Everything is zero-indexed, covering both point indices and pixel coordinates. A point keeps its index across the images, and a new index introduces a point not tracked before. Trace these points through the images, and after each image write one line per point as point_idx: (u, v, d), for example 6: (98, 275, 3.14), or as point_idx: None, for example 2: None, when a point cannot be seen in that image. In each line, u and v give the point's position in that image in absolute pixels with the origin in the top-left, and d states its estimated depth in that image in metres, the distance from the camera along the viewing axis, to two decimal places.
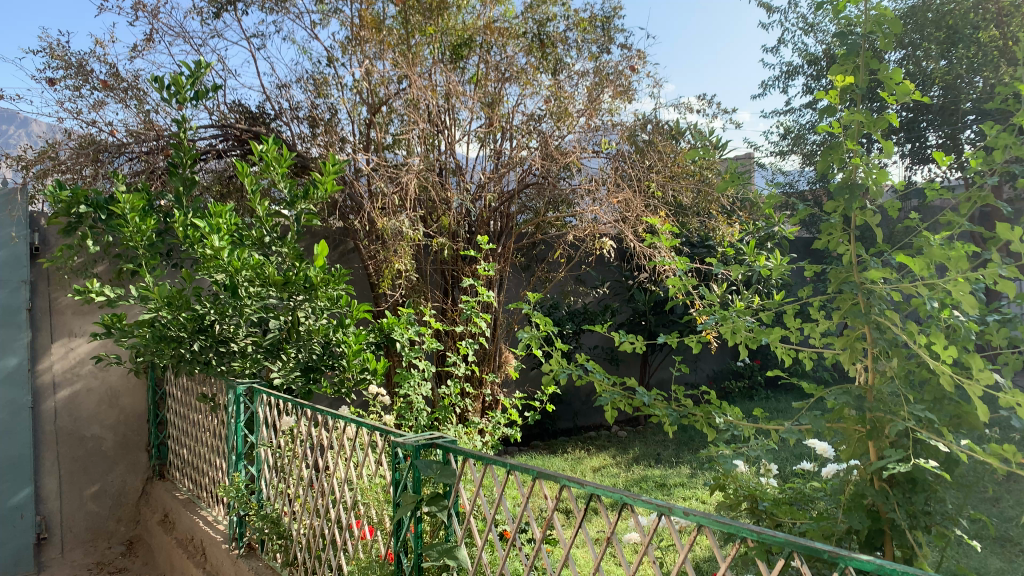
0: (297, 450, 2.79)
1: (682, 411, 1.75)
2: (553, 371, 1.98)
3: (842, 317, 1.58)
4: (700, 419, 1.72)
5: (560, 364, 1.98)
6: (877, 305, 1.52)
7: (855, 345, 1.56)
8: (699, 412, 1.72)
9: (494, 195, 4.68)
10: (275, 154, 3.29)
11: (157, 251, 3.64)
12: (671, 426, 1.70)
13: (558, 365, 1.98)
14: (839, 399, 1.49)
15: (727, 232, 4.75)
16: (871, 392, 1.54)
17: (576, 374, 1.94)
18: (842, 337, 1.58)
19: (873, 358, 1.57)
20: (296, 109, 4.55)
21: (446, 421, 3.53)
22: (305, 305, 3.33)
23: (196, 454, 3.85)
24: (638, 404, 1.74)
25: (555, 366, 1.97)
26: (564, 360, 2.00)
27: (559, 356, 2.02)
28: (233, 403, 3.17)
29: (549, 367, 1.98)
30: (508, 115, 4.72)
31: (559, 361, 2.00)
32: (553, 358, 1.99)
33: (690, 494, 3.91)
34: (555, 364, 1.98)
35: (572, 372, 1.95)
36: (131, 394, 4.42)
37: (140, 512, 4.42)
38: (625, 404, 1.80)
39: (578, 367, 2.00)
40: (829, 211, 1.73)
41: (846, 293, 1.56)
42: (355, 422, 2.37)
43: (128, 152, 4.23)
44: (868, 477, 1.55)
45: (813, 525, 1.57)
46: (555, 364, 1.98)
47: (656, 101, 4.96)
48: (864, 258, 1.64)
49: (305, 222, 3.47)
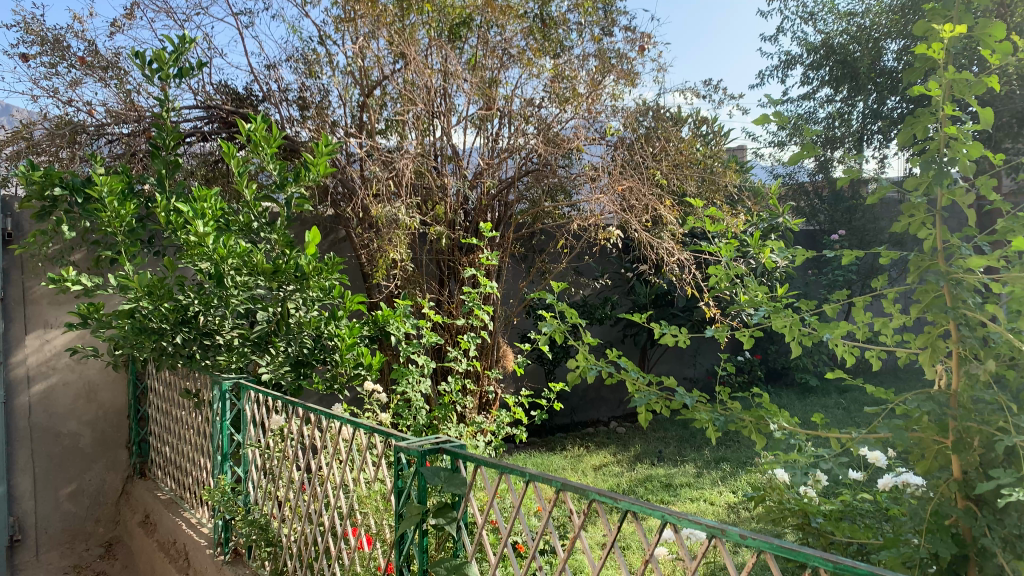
0: (288, 451, 2.59)
1: (725, 415, 1.59)
2: (578, 368, 1.80)
3: (921, 312, 1.49)
4: (747, 425, 1.56)
5: (586, 362, 1.80)
6: (965, 299, 1.42)
7: (936, 344, 1.47)
8: (745, 417, 1.55)
9: (493, 183, 4.53)
10: (265, 133, 3.05)
11: (137, 237, 3.42)
12: (714, 432, 1.54)
13: (585, 362, 1.80)
14: (924, 408, 1.37)
15: (733, 223, 4.58)
16: (957, 399, 1.44)
17: (606, 372, 1.76)
18: (923, 335, 1.48)
19: (959, 360, 1.47)
20: (285, 91, 4.34)
21: (446, 420, 3.35)
22: (296, 296, 3.12)
23: (180, 452, 3.64)
24: (677, 406, 1.57)
25: (581, 363, 1.78)
26: (590, 357, 1.82)
27: (585, 353, 1.83)
28: (218, 400, 2.99)
29: (573, 365, 1.79)
30: (507, 99, 4.55)
31: (584, 358, 1.82)
32: (579, 354, 1.80)
33: (699, 495, 3.75)
34: (581, 361, 1.80)
35: (600, 370, 1.76)
36: (110, 388, 4.19)
37: (119, 512, 4.20)
38: (661, 407, 1.64)
39: (606, 364, 1.81)
40: (910, 189, 1.54)
41: (930, 285, 1.44)
42: (354, 424, 2.18)
43: (112, 132, 4.05)
44: (951, 496, 1.43)
45: (892, 554, 1.43)
46: (581, 361, 1.79)
47: (660, 86, 4.77)
48: (953, 245, 1.49)
49: (296, 206, 3.22)
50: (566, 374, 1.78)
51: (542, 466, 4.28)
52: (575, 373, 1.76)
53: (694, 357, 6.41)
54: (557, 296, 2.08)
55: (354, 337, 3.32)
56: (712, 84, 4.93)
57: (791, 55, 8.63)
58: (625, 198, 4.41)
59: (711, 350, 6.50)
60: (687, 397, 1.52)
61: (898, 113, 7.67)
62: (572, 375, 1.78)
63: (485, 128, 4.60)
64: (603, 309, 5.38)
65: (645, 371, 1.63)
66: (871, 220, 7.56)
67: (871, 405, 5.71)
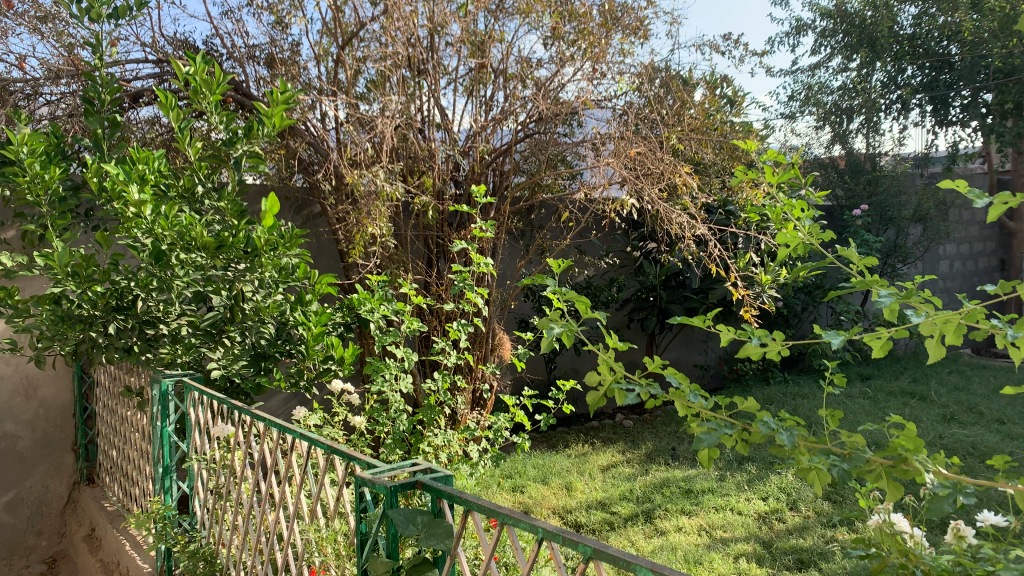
0: (237, 467, 2.10)
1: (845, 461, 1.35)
2: (603, 385, 1.33)
3: None
4: (877, 470, 1.32)
5: (614, 377, 1.33)
6: None
7: None
8: (875, 460, 1.32)
9: (487, 148, 4.08)
10: (207, 77, 2.52)
11: (68, 208, 2.91)
12: (824, 477, 1.34)
13: (614, 378, 1.33)
14: None
15: (754, 196, 4.12)
16: None
17: (643, 393, 1.30)
18: None
19: None
20: (254, 46, 3.88)
21: (432, 424, 2.87)
22: (249, 277, 2.61)
23: (125, 457, 3.14)
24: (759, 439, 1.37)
25: (608, 380, 1.31)
26: (619, 368, 1.36)
27: (610, 362, 1.36)
28: (158, 402, 2.50)
29: (597, 382, 1.32)
30: (501, 58, 4.11)
31: (611, 371, 1.35)
32: (604, 367, 1.34)
33: (724, 504, 3.27)
34: (607, 377, 1.33)
35: (639, 393, 1.30)
36: (52, 384, 3.67)
37: (65, 524, 3.72)
38: (737, 440, 1.43)
39: (643, 378, 1.36)
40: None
41: None
42: (308, 440, 1.70)
43: (50, 91, 3.54)
44: None
45: None
46: (608, 377, 1.33)
47: (675, 41, 4.27)
48: None
49: (249, 168, 2.67)
50: (587, 394, 1.31)
51: (543, 469, 3.80)
52: (600, 394, 1.29)
53: (705, 343, 5.95)
54: (559, 283, 1.56)
55: (324, 325, 2.82)
56: (732, 39, 4.35)
57: (803, 21, 8.11)
58: (637, 164, 3.94)
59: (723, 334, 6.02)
60: (774, 429, 1.33)
61: (918, 82, 7.14)
62: (595, 396, 1.31)
63: (477, 91, 4.14)
64: (609, 291, 4.89)
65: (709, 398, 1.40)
66: (894, 193, 7.13)
67: (899, 396, 5.25)
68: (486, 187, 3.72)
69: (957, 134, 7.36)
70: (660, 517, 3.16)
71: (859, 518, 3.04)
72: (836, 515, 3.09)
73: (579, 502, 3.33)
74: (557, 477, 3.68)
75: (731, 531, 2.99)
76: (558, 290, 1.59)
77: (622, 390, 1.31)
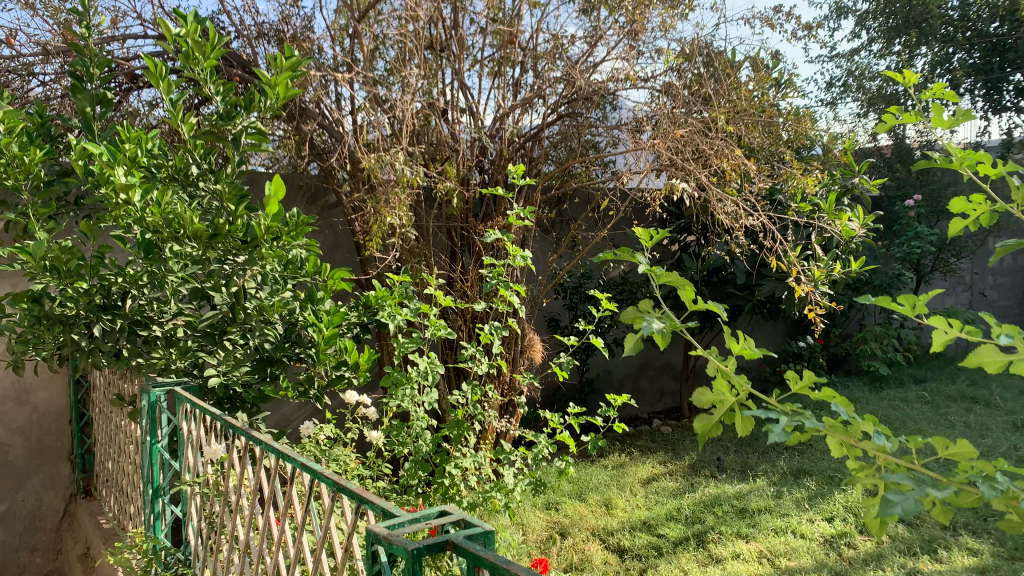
0: (232, 493, 1.78)
1: None
2: (721, 409, 0.96)
3: None
4: None
5: (737, 399, 0.95)
6: None
7: None
8: None
9: (515, 131, 3.76)
10: (200, 40, 2.21)
11: (52, 196, 2.60)
12: None
13: (737, 401, 0.96)
14: None
15: (806, 183, 3.76)
16: None
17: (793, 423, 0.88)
18: None
19: None
20: (264, 24, 3.58)
21: (460, 439, 2.55)
22: (252, 271, 2.29)
23: (120, 471, 2.84)
24: (973, 503, 0.89)
25: (726, 402, 0.95)
26: (743, 385, 0.97)
27: (727, 374, 1.00)
28: (147, 414, 2.19)
29: (713, 403, 0.97)
30: (531, 35, 3.76)
31: (732, 389, 0.98)
32: (722, 384, 0.96)
33: (785, 525, 2.92)
34: (727, 399, 0.95)
35: (785, 426, 0.88)
36: (46, 389, 3.39)
37: (61, 540, 3.44)
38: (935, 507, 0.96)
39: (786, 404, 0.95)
40: None
41: None
42: (310, 472, 1.36)
43: (43, 71, 3.25)
44: None
45: None
46: (726, 398, 0.95)
47: (720, 16, 3.90)
48: None
49: (252, 147, 2.35)
50: (695, 419, 0.97)
51: (579, 484, 3.46)
52: (713, 421, 0.95)
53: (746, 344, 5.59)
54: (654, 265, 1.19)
55: (338, 326, 2.49)
56: (784, 12, 3.97)
57: (843, 4, 7.67)
58: (680, 148, 3.59)
59: (767, 332, 5.62)
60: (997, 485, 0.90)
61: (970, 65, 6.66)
62: (708, 423, 0.96)
63: (505, 72, 3.82)
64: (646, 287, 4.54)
65: (892, 439, 0.95)
66: (948, 181, 6.80)
67: (959, 401, 4.85)
68: (525, 167, 3.42)
69: (1013, 120, 6.89)
70: (714, 541, 2.81)
71: (942, 545, 2.69)
72: (916, 542, 2.73)
73: (621, 523, 2.98)
74: (595, 493, 3.34)
75: (797, 560, 2.64)
76: (650, 271, 1.22)
77: (744, 414, 0.96)
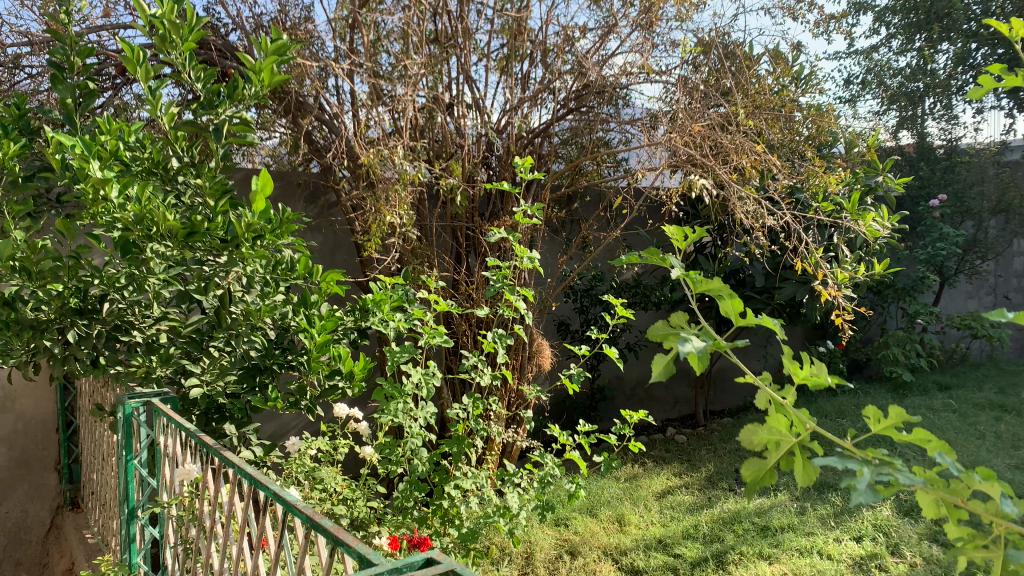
0: (207, 517, 1.61)
1: None
2: (774, 451, 0.87)
3: None
4: None
5: (794, 440, 0.87)
6: None
7: None
8: None
9: (523, 125, 3.57)
10: (178, 22, 2.04)
11: (31, 193, 2.45)
12: None
13: (795, 442, 0.88)
14: None
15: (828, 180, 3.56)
16: None
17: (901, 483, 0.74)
18: None
19: None
20: (261, 15, 3.42)
21: (462, 454, 2.38)
22: (237, 273, 2.14)
23: (104, 484, 2.68)
24: None
25: (780, 445, 0.86)
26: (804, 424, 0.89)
27: (783, 407, 0.91)
28: (124, 430, 2.05)
29: (767, 445, 0.88)
30: (539, 24, 3.57)
31: (789, 428, 0.89)
32: (778, 422, 0.88)
33: (810, 545, 2.73)
34: (783, 440, 0.87)
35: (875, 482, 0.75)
36: (32, 396, 3.25)
37: (47, 555, 3.26)
38: None
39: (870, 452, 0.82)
40: None
41: None
42: (281, 504, 1.19)
43: (30, 63, 3.12)
44: None
45: None
46: (782, 440, 0.87)
47: (738, 6, 3.70)
48: None
49: (236, 138, 2.18)
50: (744, 464, 0.88)
51: (590, 498, 3.28)
52: (762, 467, 0.86)
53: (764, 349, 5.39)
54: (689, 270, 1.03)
55: (331, 332, 2.33)
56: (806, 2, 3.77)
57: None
58: (696, 143, 3.40)
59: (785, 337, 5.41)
60: None
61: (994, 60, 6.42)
62: (759, 468, 0.87)
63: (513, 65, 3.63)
64: (661, 290, 4.36)
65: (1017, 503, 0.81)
66: (973, 180, 6.56)
67: (988, 409, 4.63)
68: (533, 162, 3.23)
69: None
70: (734, 563, 2.63)
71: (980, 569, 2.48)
72: (953, 565, 2.53)
73: (635, 542, 2.80)
74: (607, 508, 3.16)
75: None
76: (681, 274, 1.06)
77: (801, 458, 0.89)
